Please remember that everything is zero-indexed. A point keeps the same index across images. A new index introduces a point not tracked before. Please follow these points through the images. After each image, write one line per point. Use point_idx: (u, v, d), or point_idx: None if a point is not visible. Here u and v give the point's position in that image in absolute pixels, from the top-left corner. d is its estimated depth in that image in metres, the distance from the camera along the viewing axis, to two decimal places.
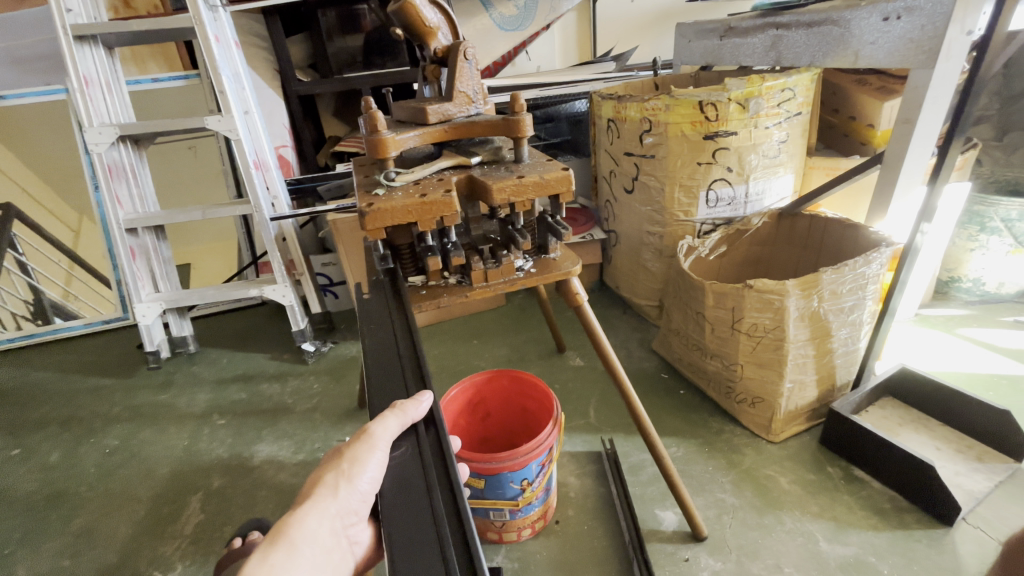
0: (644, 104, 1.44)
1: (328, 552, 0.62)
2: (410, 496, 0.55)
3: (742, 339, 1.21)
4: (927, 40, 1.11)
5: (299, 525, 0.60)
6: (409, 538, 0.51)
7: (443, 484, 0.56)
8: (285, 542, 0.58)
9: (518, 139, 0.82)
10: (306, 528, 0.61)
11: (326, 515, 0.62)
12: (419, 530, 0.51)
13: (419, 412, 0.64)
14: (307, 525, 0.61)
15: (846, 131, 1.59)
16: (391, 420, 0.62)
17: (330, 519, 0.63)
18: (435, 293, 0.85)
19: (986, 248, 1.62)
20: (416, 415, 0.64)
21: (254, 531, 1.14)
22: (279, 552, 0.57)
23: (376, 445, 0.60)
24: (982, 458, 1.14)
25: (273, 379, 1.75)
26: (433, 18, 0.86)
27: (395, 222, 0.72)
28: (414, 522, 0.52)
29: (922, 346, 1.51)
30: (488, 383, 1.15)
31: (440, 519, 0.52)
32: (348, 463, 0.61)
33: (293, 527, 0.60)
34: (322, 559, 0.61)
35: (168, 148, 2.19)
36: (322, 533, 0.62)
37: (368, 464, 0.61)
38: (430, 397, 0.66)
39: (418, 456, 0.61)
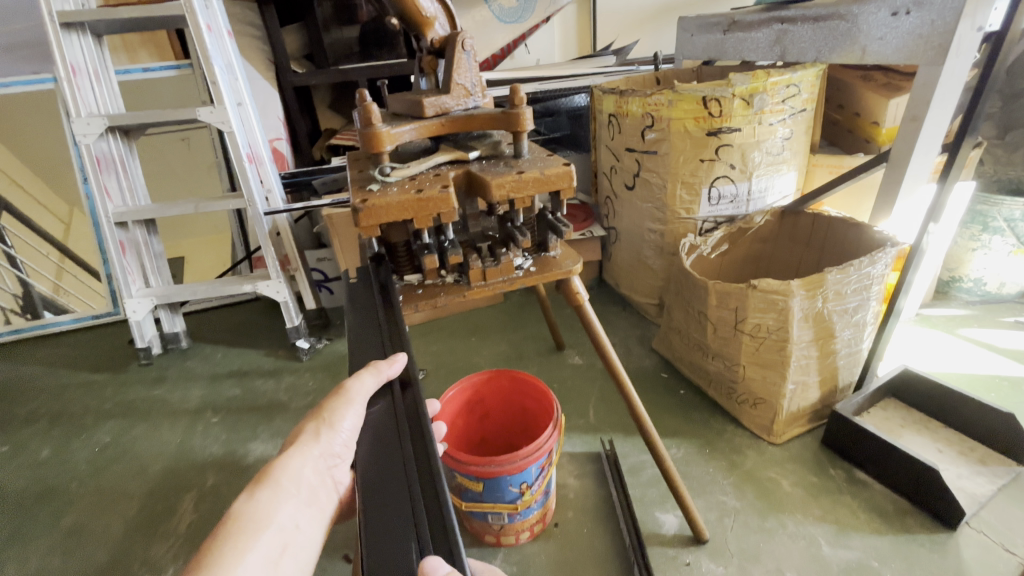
0: (647, 99, 1.41)
1: (313, 490, 0.67)
2: (383, 450, 0.57)
3: (745, 339, 1.20)
4: (936, 36, 1.08)
5: (283, 467, 0.64)
6: (381, 490, 0.52)
7: (416, 438, 0.57)
8: (271, 482, 0.62)
9: (517, 133, 0.79)
10: (290, 469, 0.65)
11: (310, 456, 0.66)
12: (393, 479, 0.53)
13: (395, 370, 0.66)
14: (291, 466, 0.65)
15: (850, 129, 1.57)
16: (367, 377, 0.64)
17: (314, 461, 0.67)
18: (432, 292, 0.82)
19: (988, 248, 1.61)
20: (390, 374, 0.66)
21: None
22: (264, 489, 0.61)
23: (353, 400, 0.63)
24: (984, 461, 1.14)
25: (268, 375, 1.72)
26: (430, 7, 0.82)
27: (390, 218, 0.69)
28: (386, 474, 0.54)
29: (924, 347, 1.50)
30: (487, 383, 1.12)
31: (412, 469, 0.53)
32: (327, 412, 0.65)
33: (279, 468, 0.64)
34: (307, 497, 0.65)
35: (159, 139, 2.15)
36: (306, 474, 0.66)
37: (347, 414, 0.65)
38: (405, 357, 0.68)
39: (393, 413, 0.63)
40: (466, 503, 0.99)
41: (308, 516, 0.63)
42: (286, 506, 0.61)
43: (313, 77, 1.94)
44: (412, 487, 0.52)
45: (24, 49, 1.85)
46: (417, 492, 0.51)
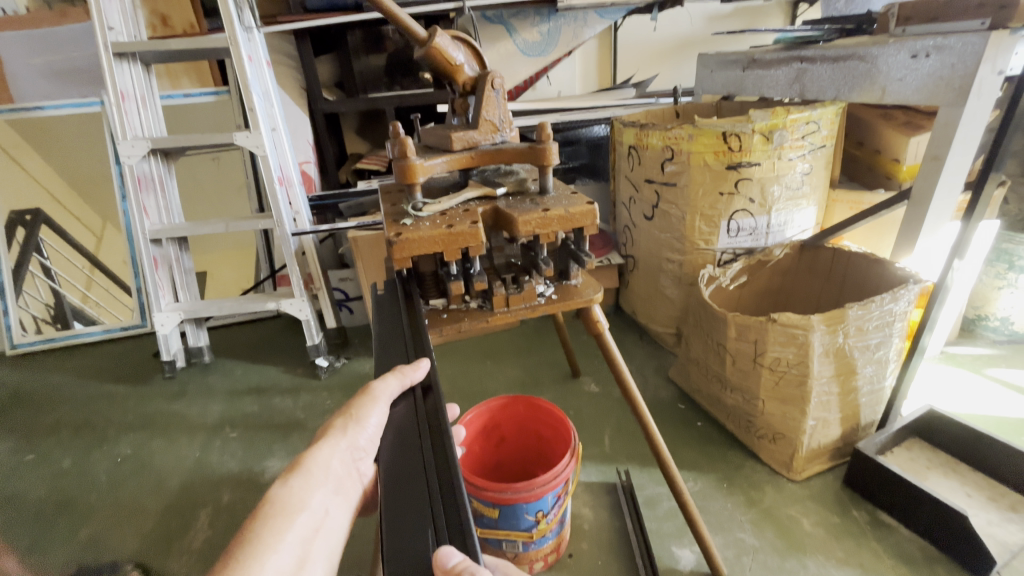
0: (667, 133, 1.45)
1: (341, 479, 0.68)
2: (404, 453, 0.56)
3: (764, 373, 1.19)
4: (957, 79, 1.10)
5: (313, 457, 0.65)
6: (400, 490, 0.51)
7: (436, 441, 0.56)
8: (302, 470, 0.64)
9: (543, 167, 0.82)
10: (320, 460, 0.65)
11: (340, 449, 0.67)
12: (411, 481, 0.52)
13: (419, 375, 0.65)
14: (321, 457, 0.66)
15: (870, 165, 1.58)
16: (391, 380, 0.64)
17: (342, 453, 0.67)
18: (456, 317, 0.85)
19: (1014, 286, 1.58)
20: (413, 379, 0.65)
21: None
22: (295, 479, 0.63)
23: (377, 401, 0.63)
24: (1015, 507, 1.10)
25: (287, 393, 1.75)
26: (459, 57, 0.87)
27: (422, 251, 0.72)
28: (405, 475, 0.52)
29: (948, 386, 1.47)
30: (502, 408, 1.13)
31: (431, 473, 0.52)
32: (354, 408, 0.65)
33: (310, 458, 0.65)
34: (336, 485, 0.67)
35: (192, 160, 2.23)
36: (335, 466, 0.67)
37: (373, 413, 0.64)
38: (428, 363, 0.67)
39: (414, 415, 0.62)
40: (480, 528, 0.99)
41: (335, 505, 0.65)
42: (316, 496, 0.63)
43: (343, 104, 2.01)
44: (431, 491, 0.51)
45: (76, 75, 1.97)
46: (436, 495, 0.50)
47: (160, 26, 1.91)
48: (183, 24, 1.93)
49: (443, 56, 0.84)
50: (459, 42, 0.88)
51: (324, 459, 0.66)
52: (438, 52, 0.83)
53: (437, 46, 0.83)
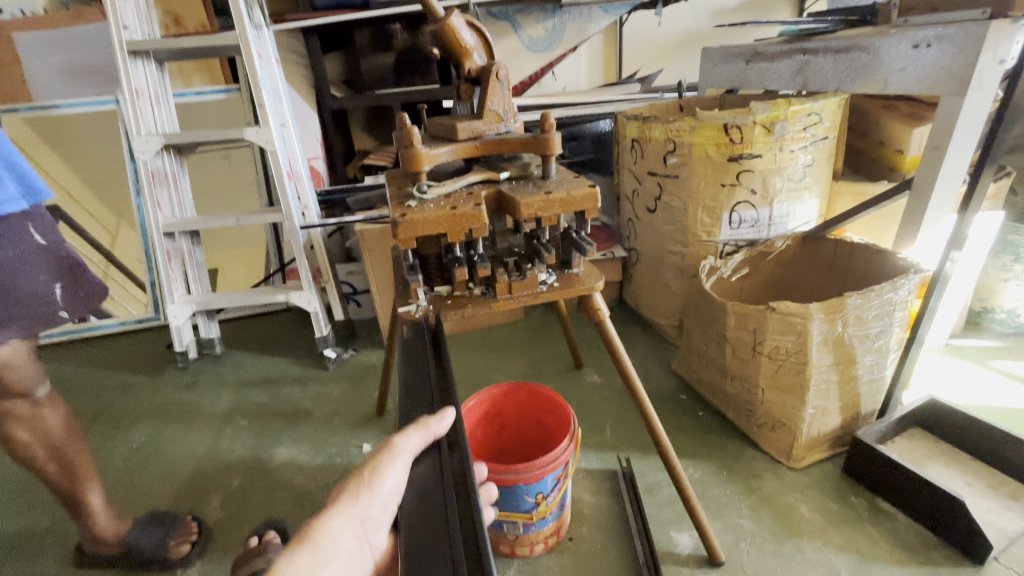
0: (669, 125, 1.46)
1: (349, 554, 0.69)
2: (427, 515, 0.57)
3: (764, 362, 1.20)
4: (958, 68, 1.10)
5: (325, 527, 0.66)
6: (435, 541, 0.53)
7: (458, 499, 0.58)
8: (310, 542, 0.64)
9: (546, 156, 0.84)
10: (331, 531, 0.66)
11: (349, 518, 0.69)
12: (433, 546, 0.53)
13: (441, 427, 0.68)
14: (330, 529, 0.67)
15: (874, 157, 1.58)
16: (414, 434, 0.66)
17: (351, 525, 0.69)
18: (460, 303, 0.87)
19: (1021, 278, 1.58)
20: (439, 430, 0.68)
21: (270, 531, 1.16)
22: (306, 548, 0.63)
23: (400, 456, 0.65)
24: (1015, 496, 1.10)
25: (296, 384, 1.79)
26: (470, 40, 0.89)
27: (426, 232, 0.74)
28: (430, 526, 0.55)
29: (952, 378, 1.47)
30: (505, 394, 1.15)
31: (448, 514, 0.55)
32: (369, 475, 0.68)
33: (322, 529, 0.66)
34: (344, 561, 0.68)
35: (203, 157, 2.28)
36: (343, 539, 0.68)
37: (393, 469, 0.66)
38: (452, 413, 0.69)
39: (439, 474, 0.64)
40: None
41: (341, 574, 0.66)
42: (325, 569, 0.64)
43: (351, 101, 2.04)
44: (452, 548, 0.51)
45: (92, 74, 2.03)
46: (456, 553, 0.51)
47: (173, 25, 1.96)
48: (194, 23, 1.97)
49: (454, 36, 0.87)
50: (473, 30, 0.91)
51: (334, 530, 0.67)
52: (450, 29, 0.87)
53: (450, 24, 0.87)
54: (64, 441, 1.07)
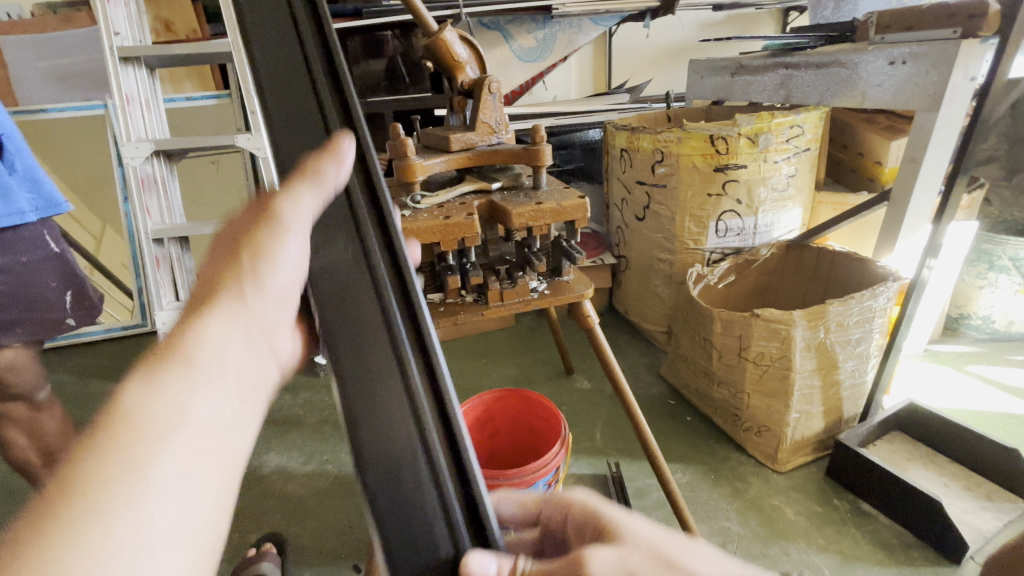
0: (656, 136, 1.50)
1: (249, 371, 0.41)
2: (345, 315, 0.46)
3: (749, 367, 1.23)
4: (932, 85, 1.15)
5: (199, 337, 0.38)
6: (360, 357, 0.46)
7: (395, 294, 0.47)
8: (177, 357, 0.36)
9: (537, 167, 0.86)
10: (212, 343, 0.38)
11: (238, 327, 0.40)
12: (375, 358, 0.45)
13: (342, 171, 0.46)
14: (205, 335, 0.38)
15: (854, 168, 1.63)
16: (304, 193, 0.44)
17: (243, 330, 0.41)
18: (452, 310, 0.89)
19: (995, 286, 1.63)
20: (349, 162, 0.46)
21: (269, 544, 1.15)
22: (170, 372, 0.35)
23: (290, 229, 0.44)
24: (991, 497, 1.14)
25: (286, 390, 1.78)
26: (463, 53, 0.91)
27: (419, 241, 0.76)
28: (358, 329, 0.46)
29: (931, 382, 1.51)
30: (496, 401, 1.17)
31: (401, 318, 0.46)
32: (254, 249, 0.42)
33: (194, 341, 0.37)
34: (241, 381, 0.39)
35: (192, 162, 2.27)
36: (234, 349, 0.39)
37: (289, 244, 0.44)
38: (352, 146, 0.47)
39: (358, 249, 0.48)
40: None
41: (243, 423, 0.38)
42: (202, 397, 0.35)
43: None
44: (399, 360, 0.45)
45: (80, 78, 2.01)
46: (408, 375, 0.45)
47: (164, 31, 1.96)
48: (185, 29, 1.97)
49: (447, 50, 0.89)
50: (465, 43, 0.93)
51: (216, 339, 0.38)
52: (443, 42, 0.89)
53: (443, 37, 0.88)
54: (58, 442, 1.11)
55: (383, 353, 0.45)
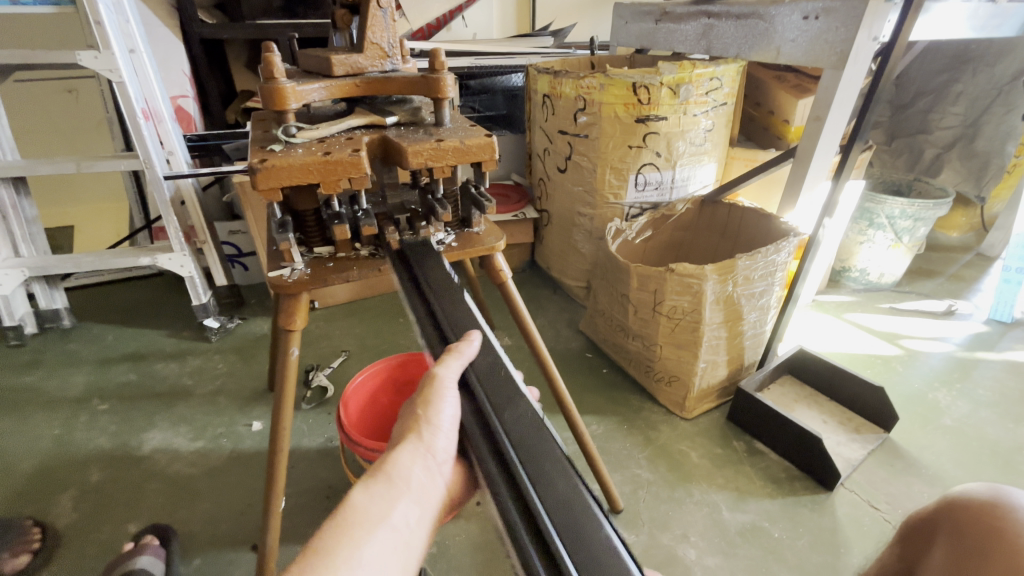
0: (579, 82, 1.43)
1: (424, 490, 0.53)
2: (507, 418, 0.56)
3: (662, 321, 1.25)
4: (839, 42, 1.15)
5: (397, 460, 0.54)
6: (537, 490, 0.48)
7: (520, 482, 0.49)
8: (382, 476, 0.52)
9: (438, 100, 0.75)
10: (404, 464, 0.54)
11: (422, 450, 0.55)
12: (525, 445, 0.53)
13: (473, 351, 0.62)
14: (400, 463, 0.54)
15: (765, 125, 1.68)
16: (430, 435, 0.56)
17: (422, 460, 0.55)
18: (343, 266, 0.77)
19: (872, 241, 1.79)
20: (470, 360, 0.62)
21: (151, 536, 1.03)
22: (380, 486, 0.51)
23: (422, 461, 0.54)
24: (859, 429, 1.28)
25: (169, 358, 1.57)
26: None
27: (293, 182, 0.63)
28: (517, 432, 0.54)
29: (818, 330, 1.66)
30: (400, 368, 1.09)
31: (530, 481, 0.49)
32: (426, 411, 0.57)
33: (394, 462, 0.54)
34: (421, 493, 0.53)
35: (36, 89, 1.86)
36: (417, 475, 0.54)
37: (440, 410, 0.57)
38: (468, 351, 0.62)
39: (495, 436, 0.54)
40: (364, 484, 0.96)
41: (425, 527, 0.52)
42: (394, 506, 0.50)
43: (225, 30, 1.75)
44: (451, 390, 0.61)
45: None
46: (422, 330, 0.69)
47: None
48: None
49: None
50: None
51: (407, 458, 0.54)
52: None
53: None
54: None
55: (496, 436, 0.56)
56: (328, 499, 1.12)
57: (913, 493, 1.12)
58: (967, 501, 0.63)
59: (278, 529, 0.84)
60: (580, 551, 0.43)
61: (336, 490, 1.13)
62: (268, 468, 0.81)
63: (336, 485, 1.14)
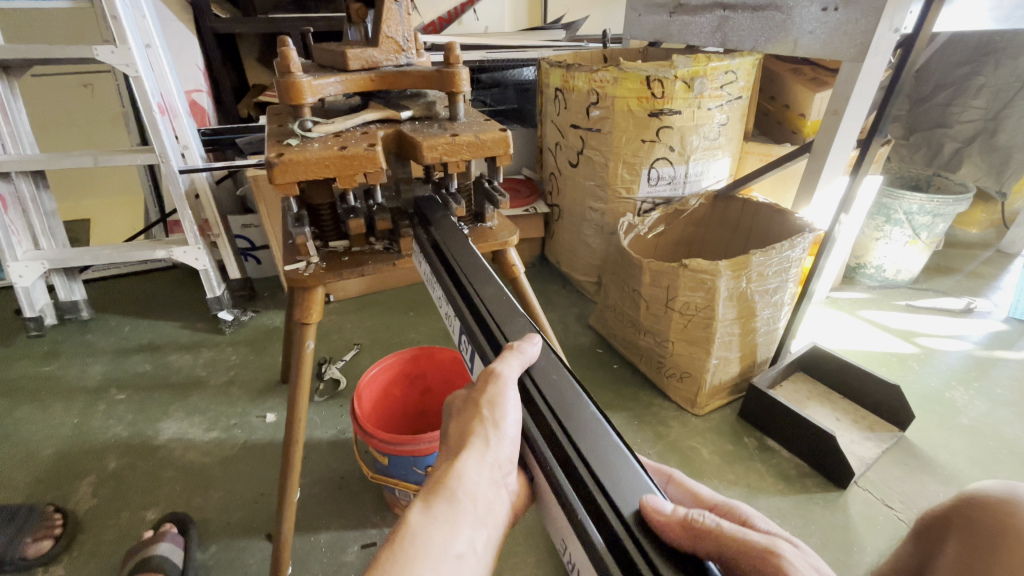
0: (592, 75, 1.42)
1: (489, 505, 0.47)
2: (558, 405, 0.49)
3: (675, 317, 1.25)
4: (860, 34, 1.13)
5: (460, 475, 0.46)
6: (600, 479, 0.42)
7: (544, 415, 0.49)
8: (445, 493, 0.45)
9: (453, 94, 0.75)
10: (467, 479, 0.46)
11: (487, 462, 0.47)
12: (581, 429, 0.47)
13: (534, 350, 0.54)
14: (466, 477, 0.46)
15: (780, 120, 1.66)
16: (489, 444, 0.48)
17: (487, 471, 0.48)
18: (358, 260, 0.77)
19: (888, 238, 1.76)
20: (533, 361, 0.54)
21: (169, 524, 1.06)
22: (442, 507, 0.45)
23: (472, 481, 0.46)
24: (873, 428, 1.27)
25: (184, 350, 1.59)
26: None
27: (309, 176, 0.64)
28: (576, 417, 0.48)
29: (832, 326, 1.64)
30: (413, 361, 1.08)
31: (555, 414, 0.49)
32: (486, 414, 0.49)
33: (457, 476, 0.46)
34: (483, 511, 0.46)
35: (54, 83, 1.89)
36: (482, 489, 0.47)
37: (504, 411, 0.49)
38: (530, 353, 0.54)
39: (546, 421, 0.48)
40: (376, 475, 0.97)
41: (489, 547, 0.46)
42: (458, 531, 0.44)
43: (238, 24, 1.77)
44: (473, 340, 0.59)
45: None
46: (442, 285, 0.68)
47: None
48: None
49: None
50: None
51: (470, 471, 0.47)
52: None
53: None
54: None
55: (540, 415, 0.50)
56: (340, 490, 1.13)
57: (928, 492, 1.11)
58: (980, 498, 0.59)
59: (293, 518, 0.86)
60: (605, 466, 0.43)
61: (348, 481, 1.15)
62: (283, 459, 0.82)
63: (348, 477, 1.16)
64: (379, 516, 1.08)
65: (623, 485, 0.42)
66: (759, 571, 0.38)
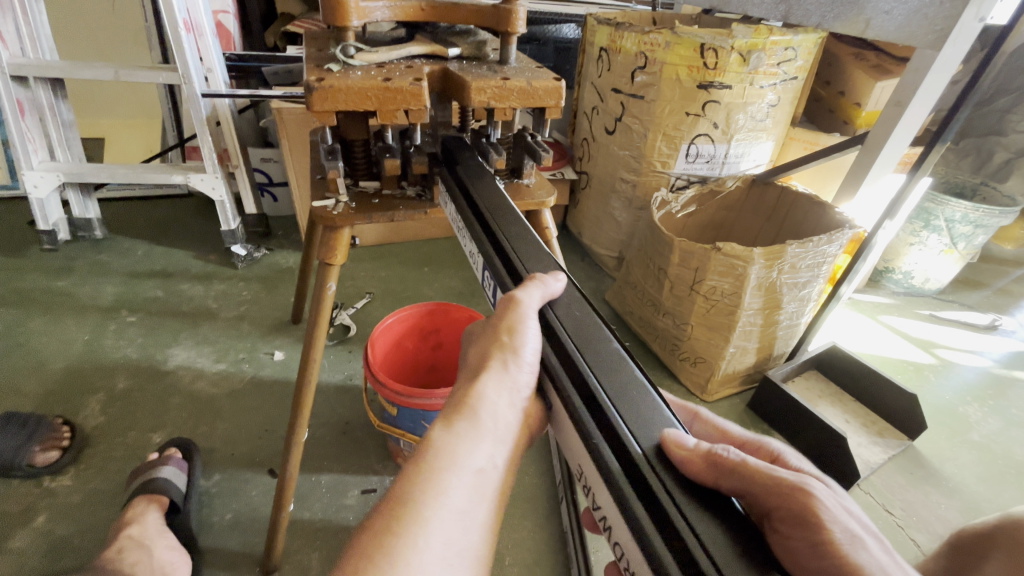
0: (643, 36, 1.33)
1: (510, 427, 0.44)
2: (583, 338, 0.48)
3: (698, 300, 1.22)
4: (941, 19, 1.03)
5: (483, 397, 0.43)
6: (622, 415, 0.41)
7: (563, 348, 0.47)
8: (467, 412, 0.43)
9: (506, 35, 0.69)
10: (490, 402, 0.43)
11: (508, 386, 0.45)
12: (603, 364, 0.45)
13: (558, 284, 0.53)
14: (487, 398, 0.43)
15: (832, 107, 1.57)
16: (512, 368, 0.45)
17: (507, 394, 0.45)
18: (389, 204, 0.74)
19: (924, 244, 1.69)
20: (555, 295, 0.52)
21: (172, 448, 1.06)
22: (464, 427, 0.42)
23: (494, 399, 0.44)
24: (882, 433, 1.25)
25: (196, 280, 1.58)
26: None
27: (349, 105, 0.59)
28: (597, 355, 0.46)
29: (852, 329, 1.60)
30: (429, 316, 1.06)
31: (577, 349, 0.47)
32: (507, 337, 0.46)
33: (479, 397, 0.43)
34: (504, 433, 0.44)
35: None
36: (504, 410, 0.44)
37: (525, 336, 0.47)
38: (555, 284, 0.53)
39: (568, 353, 0.46)
40: (382, 424, 0.96)
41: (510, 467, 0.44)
42: (480, 449, 0.41)
43: None
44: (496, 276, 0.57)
45: None
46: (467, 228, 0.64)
47: None
48: None
49: None
50: None
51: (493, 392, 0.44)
52: None
53: None
54: None
55: (562, 348, 0.48)
56: (344, 435, 1.13)
57: (930, 503, 1.11)
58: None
59: (298, 458, 0.85)
60: (623, 402, 0.42)
61: (353, 427, 1.15)
62: (294, 400, 0.81)
63: (352, 422, 1.16)
64: (381, 465, 1.08)
65: (644, 420, 0.41)
66: (792, 507, 0.40)
